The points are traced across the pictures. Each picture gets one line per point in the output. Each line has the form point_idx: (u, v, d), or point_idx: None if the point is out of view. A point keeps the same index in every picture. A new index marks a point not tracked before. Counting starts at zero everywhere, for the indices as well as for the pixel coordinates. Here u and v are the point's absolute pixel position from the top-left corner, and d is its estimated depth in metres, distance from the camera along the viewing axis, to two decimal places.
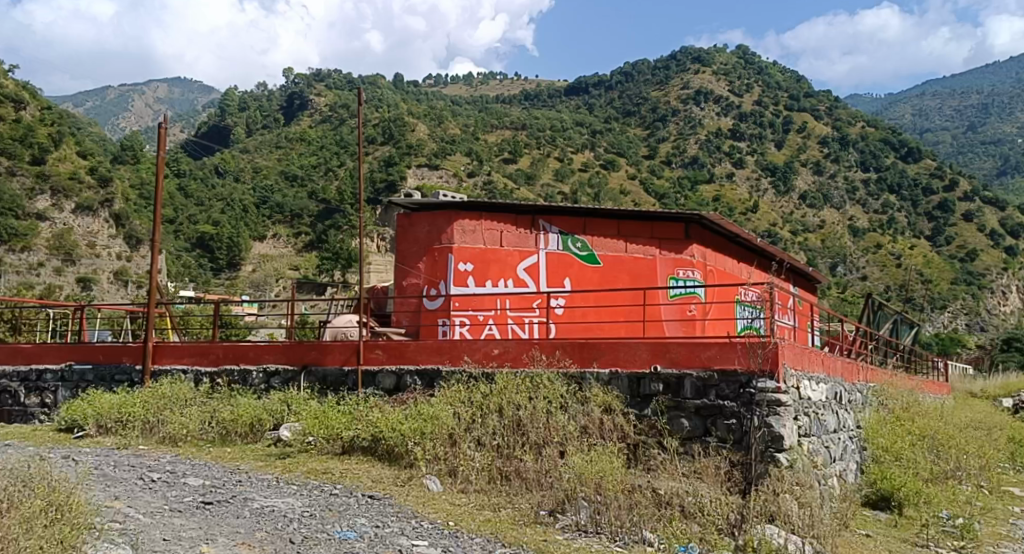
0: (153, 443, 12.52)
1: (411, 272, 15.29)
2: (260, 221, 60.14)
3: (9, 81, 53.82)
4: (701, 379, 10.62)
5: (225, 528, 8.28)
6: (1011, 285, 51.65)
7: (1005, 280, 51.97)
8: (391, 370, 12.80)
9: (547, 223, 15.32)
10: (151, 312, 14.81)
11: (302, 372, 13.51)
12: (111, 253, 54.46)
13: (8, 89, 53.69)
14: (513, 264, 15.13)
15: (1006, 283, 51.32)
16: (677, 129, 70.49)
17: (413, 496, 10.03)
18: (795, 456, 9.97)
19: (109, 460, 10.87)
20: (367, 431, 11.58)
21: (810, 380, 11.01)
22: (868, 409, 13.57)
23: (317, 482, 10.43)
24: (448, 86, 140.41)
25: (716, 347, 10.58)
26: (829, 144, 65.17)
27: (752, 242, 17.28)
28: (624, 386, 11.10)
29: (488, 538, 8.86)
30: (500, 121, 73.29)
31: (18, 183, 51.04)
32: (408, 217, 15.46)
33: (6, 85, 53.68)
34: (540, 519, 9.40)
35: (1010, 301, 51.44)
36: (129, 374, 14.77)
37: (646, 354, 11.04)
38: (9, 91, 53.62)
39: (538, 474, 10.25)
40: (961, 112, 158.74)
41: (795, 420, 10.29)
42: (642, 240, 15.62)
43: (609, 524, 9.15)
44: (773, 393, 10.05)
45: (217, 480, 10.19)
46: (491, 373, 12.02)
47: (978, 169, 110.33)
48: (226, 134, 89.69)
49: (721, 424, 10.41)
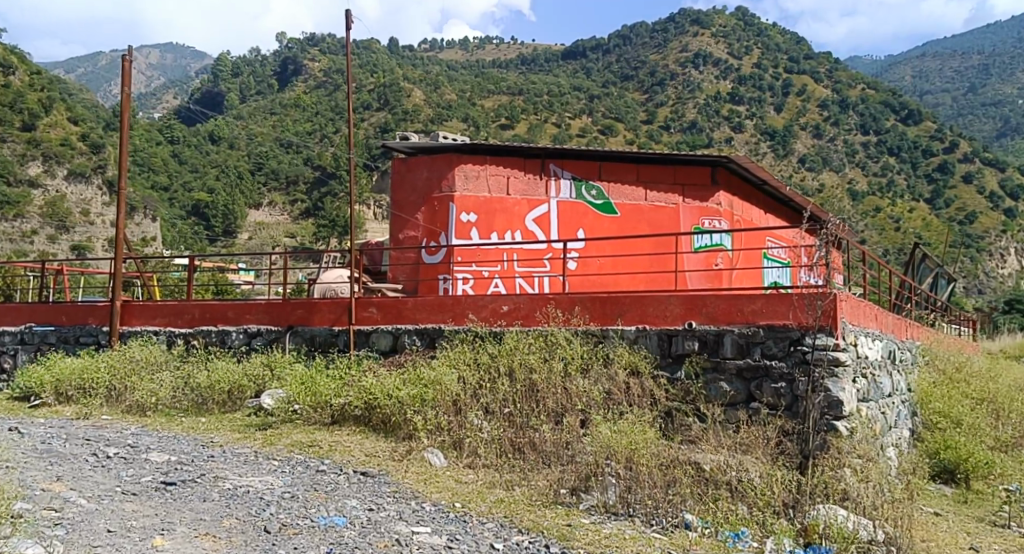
0: (118, 412, 11.13)
1: (409, 223, 13.85)
2: (254, 188, 59.09)
3: None
4: (744, 336, 9.19)
5: (186, 515, 6.88)
6: (1010, 247, 50.55)
7: (1004, 243, 50.45)
8: (386, 329, 11.40)
9: (559, 168, 13.85)
10: (118, 265, 13.38)
11: (287, 333, 12.09)
12: (105, 221, 53.18)
13: None
14: (521, 213, 13.66)
15: (1005, 246, 50.20)
16: (675, 93, 68.53)
17: (413, 472, 8.68)
18: (854, 424, 8.62)
19: (67, 431, 9.53)
20: (359, 398, 10.16)
21: (866, 337, 9.63)
22: (916, 369, 12.22)
23: (301, 457, 9.07)
24: (444, 51, 137.30)
25: (762, 299, 9.13)
26: (829, 106, 62.63)
27: (783, 191, 15.80)
28: (654, 345, 9.69)
29: (500, 522, 7.51)
30: (496, 85, 71.17)
31: (7, 149, 49.05)
32: (406, 163, 14.01)
33: None
34: (559, 499, 8.04)
35: (1009, 264, 50.44)
36: (95, 337, 13.35)
37: (678, 309, 9.62)
38: None
39: (557, 447, 8.87)
40: (961, 73, 155.72)
41: (852, 383, 8.94)
42: (664, 187, 14.14)
43: (642, 505, 7.83)
44: (832, 351, 8.69)
45: (185, 455, 8.82)
46: (499, 332, 10.59)
47: (977, 131, 107.99)
48: (220, 101, 87.83)
49: (767, 387, 9.00)
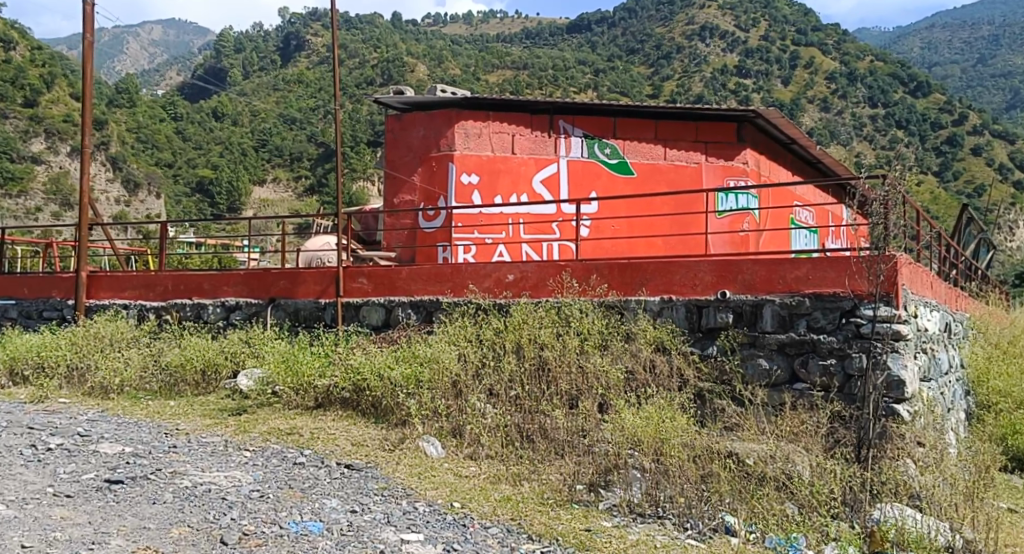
0: (78, 395, 9.96)
1: (405, 185, 12.64)
2: (259, 165, 57.04)
3: None
4: (787, 307, 7.98)
5: (128, 524, 5.88)
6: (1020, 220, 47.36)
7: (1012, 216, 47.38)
8: (378, 302, 10.19)
9: (569, 125, 12.57)
10: (82, 231, 12.21)
11: (268, 306, 10.92)
12: (108, 199, 49.38)
13: None
14: (527, 174, 12.41)
15: (1015, 220, 47.69)
16: (681, 67, 66.49)
17: (406, 465, 7.49)
18: (918, 408, 7.41)
19: (13, 420, 8.48)
20: (347, 380, 9.00)
21: (926, 307, 8.35)
22: (969, 343, 10.97)
23: (278, 447, 7.89)
24: (448, 26, 134.72)
25: (808, 263, 7.88)
26: (837, 79, 60.18)
27: (813, 151, 14.49)
28: (681, 318, 8.47)
29: (507, 526, 6.32)
30: (500, 59, 69.27)
31: (10, 126, 47.39)
32: (400, 120, 12.79)
33: None
34: (574, 498, 6.87)
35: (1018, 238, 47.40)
36: (59, 311, 12.27)
37: (710, 276, 8.39)
38: None
39: (571, 436, 7.70)
40: (971, 44, 152.57)
41: (914, 359, 7.69)
42: (685, 144, 12.83)
43: (672, 504, 6.64)
44: (893, 324, 7.44)
45: (144, 446, 7.74)
46: (504, 304, 9.37)
47: (987, 102, 105.37)
48: (223, 75, 85.24)
49: (813, 365, 7.80)
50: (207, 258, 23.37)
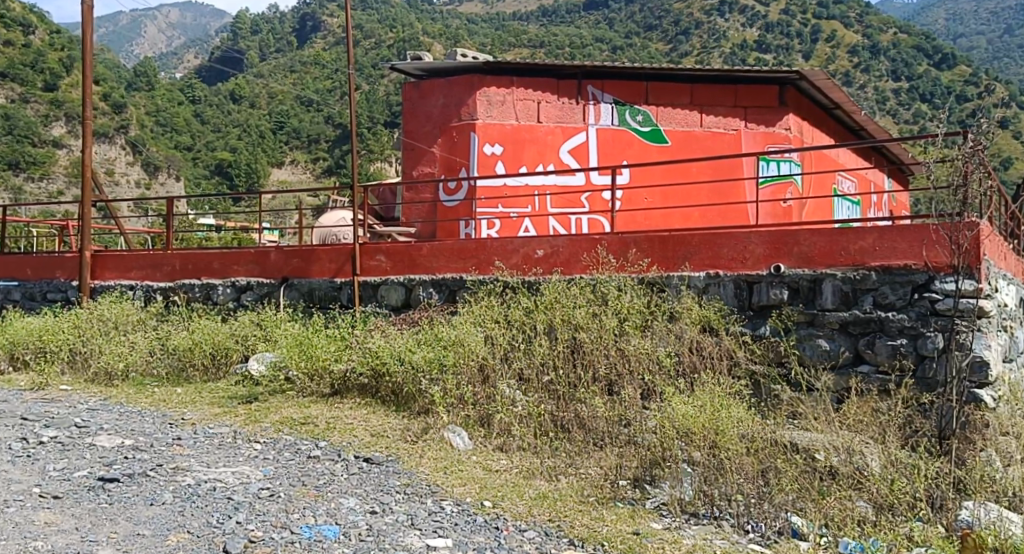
0: (79, 381, 9.35)
1: (424, 157, 11.92)
2: (277, 147, 55.86)
3: (16, 4, 49.63)
4: (850, 282, 7.23)
5: (121, 530, 5.22)
6: None
7: None
8: (398, 281, 9.48)
9: (598, 91, 11.76)
10: (86, 209, 11.59)
11: (281, 286, 10.26)
12: (130, 180, 50.19)
13: (15, 13, 49.30)
14: (554, 144, 11.64)
15: None
16: (700, 43, 64.81)
17: (431, 458, 6.79)
18: (1002, 392, 6.68)
19: (7, 410, 7.84)
20: (365, 364, 8.31)
21: (1003, 281, 7.56)
22: None
23: (291, 439, 7.21)
24: (463, 5, 132.69)
25: (874, 233, 7.12)
26: (859, 54, 58.33)
27: (856, 116, 13.63)
28: (731, 295, 7.73)
29: (544, 529, 5.61)
30: (517, 37, 67.88)
31: (30, 110, 46.81)
32: (418, 88, 12.03)
33: (12, 9, 49.38)
34: (617, 494, 6.15)
35: None
36: (64, 293, 11.67)
37: (762, 249, 7.63)
38: (15, 14, 49.22)
39: (612, 426, 7.00)
40: (998, 15, 148.20)
41: (995, 336, 6.93)
42: (723, 109, 11.98)
43: (730, 505, 5.90)
44: (971, 300, 6.69)
45: (146, 438, 7.08)
46: (534, 282, 8.64)
47: (1014, 73, 102.00)
48: (239, 59, 84.31)
49: (881, 346, 7.07)
50: (224, 235, 22.50)
